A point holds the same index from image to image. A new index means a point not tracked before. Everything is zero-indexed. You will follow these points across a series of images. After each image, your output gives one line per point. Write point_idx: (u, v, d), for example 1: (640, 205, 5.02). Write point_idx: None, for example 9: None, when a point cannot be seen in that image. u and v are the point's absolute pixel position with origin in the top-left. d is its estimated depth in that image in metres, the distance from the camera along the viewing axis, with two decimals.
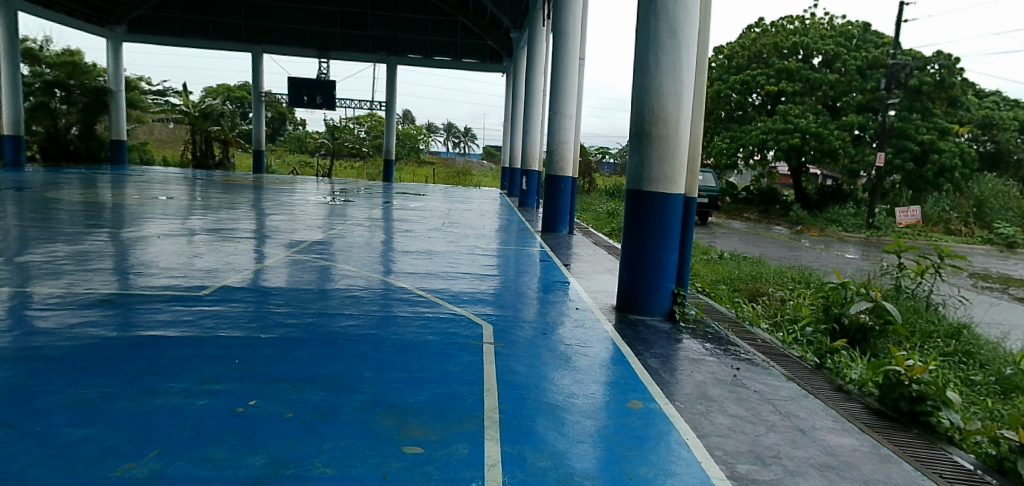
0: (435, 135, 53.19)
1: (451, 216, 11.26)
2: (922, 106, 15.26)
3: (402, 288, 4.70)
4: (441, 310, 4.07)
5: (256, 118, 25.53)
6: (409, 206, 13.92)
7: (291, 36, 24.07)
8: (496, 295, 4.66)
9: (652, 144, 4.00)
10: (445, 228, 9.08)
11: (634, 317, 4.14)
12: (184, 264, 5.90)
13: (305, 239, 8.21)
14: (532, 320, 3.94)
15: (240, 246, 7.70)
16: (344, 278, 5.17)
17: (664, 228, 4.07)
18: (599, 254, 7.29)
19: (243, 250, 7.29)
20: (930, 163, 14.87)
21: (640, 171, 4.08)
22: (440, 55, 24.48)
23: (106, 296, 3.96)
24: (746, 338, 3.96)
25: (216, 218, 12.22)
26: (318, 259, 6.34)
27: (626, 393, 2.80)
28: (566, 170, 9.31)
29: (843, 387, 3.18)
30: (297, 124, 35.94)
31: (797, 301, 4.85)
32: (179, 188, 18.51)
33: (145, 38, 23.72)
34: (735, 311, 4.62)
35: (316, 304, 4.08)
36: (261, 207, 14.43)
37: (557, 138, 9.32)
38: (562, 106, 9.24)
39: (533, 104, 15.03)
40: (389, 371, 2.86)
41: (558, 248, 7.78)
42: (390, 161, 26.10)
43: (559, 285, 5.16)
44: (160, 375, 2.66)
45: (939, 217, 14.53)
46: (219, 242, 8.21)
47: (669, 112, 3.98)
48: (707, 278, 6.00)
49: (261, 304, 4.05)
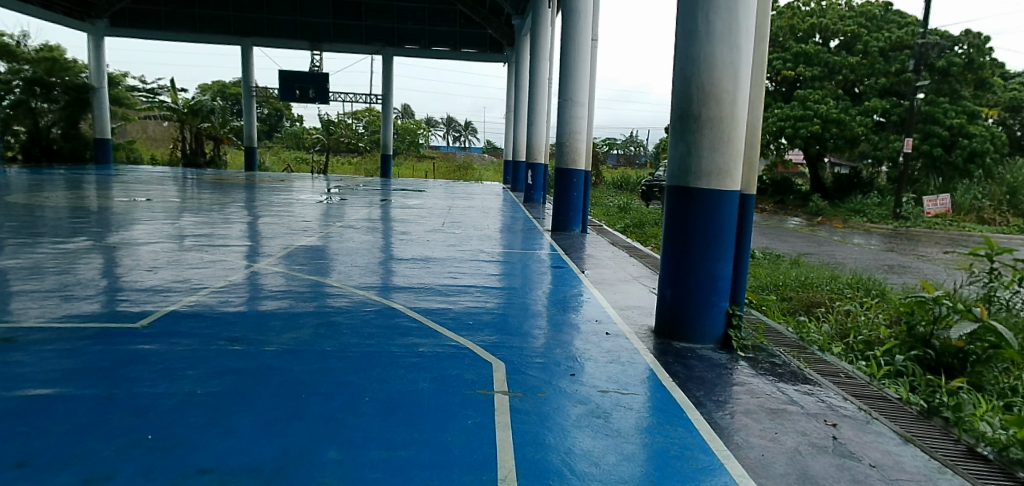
0: (436, 130, 52.54)
1: (452, 215, 10.42)
2: (949, 89, 14.37)
3: (392, 309, 3.88)
4: (439, 341, 3.23)
5: (247, 113, 24.61)
6: (406, 205, 13.12)
7: (282, 28, 23.21)
8: (504, 316, 3.81)
9: (702, 129, 3.18)
10: (444, 229, 8.24)
11: (679, 346, 3.31)
12: (144, 277, 5.06)
13: (293, 245, 7.40)
14: (551, 354, 3.10)
15: (217, 253, 6.87)
16: (324, 295, 4.32)
17: (716, 230, 3.25)
18: (620, 257, 6.43)
19: (222, 258, 6.45)
20: (959, 149, 14.05)
21: (686, 163, 3.26)
22: (438, 45, 23.56)
23: (9, 335, 3.09)
24: (824, 371, 3.12)
25: (199, 221, 11.40)
26: (299, 269, 5.50)
27: (697, 477, 1.95)
28: (578, 162, 8.42)
29: (974, 448, 2.30)
30: (294, 120, 35.16)
31: (869, 318, 3.99)
32: (168, 188, 17.71)
33: (129, 32, 22.87)
34: (796, 332, 3.76)
35: (283, 335, 3.27)
36: (252, 208, 13.63)
37: (569, 128, 8.37)
38: (573, 93, 8.35)
39: (538, 93, 14.15)
40: (364, 449, 2.02)
41: (571, 250, 6.97)
42: (387, 155, 25.26)
43: (577, 301, 4.31)
44: (29, 471, 1.78)
45: (971, 205, 13.66)
46: (197, 249, 7.40)
47: (724, 88, 3.15)
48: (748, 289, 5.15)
49: (212, 337, 3.22)
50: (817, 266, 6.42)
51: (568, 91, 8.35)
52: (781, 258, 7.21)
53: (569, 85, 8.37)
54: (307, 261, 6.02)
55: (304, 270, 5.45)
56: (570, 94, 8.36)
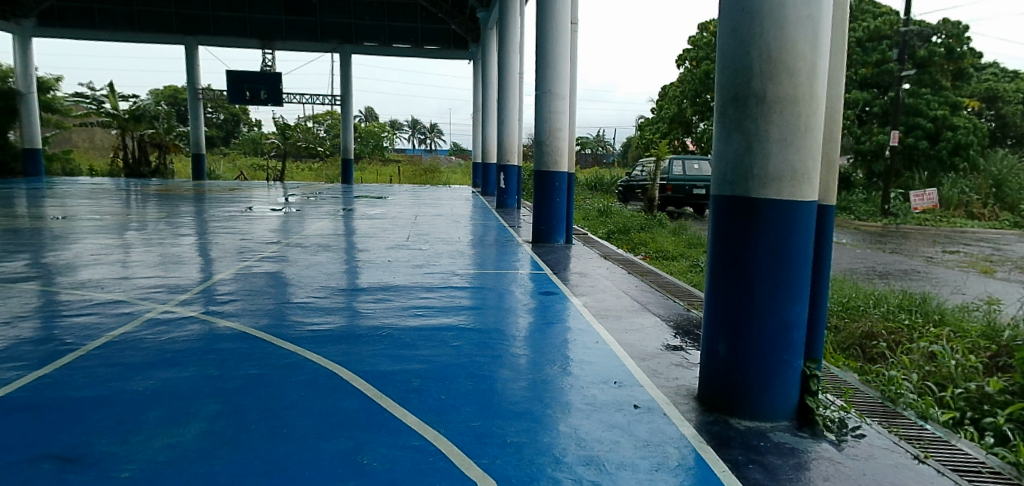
0: (401, 132, 51.61)
1: (417, 226, 9.31)
2: (930, 80, 14.06)
3: (332, 377, 2.76)
4: (396, 441, 2.12)
5: (194, 118, 22.90)
6: (369, 215, 12.01)
7: (229, 26, 21.65)
8: (486, 379, 2.76)
9: (769, 115, 2.24)
10: (408, 244, 7.17)
11: (744, 427, 2.32)
12: (8, 321, 3.77)
13: (228, 269, 6.15)
14: (562, 454, 2.06)
15: (131, 279, 5.57)
16: (237, 350, 3.15)
17: (788, 262, 2.30)
18: (617, 276, 5.45)
19: (133, 287, 5.17)
20: (943, 141, 13.72)
21: (745, 163, 2.30)
22: (399, 42, 22.34)
23: None
24: (952, 461, 2.17)
25: (135, 237, 10.10)
26: (222, 304, 4.31)
27: None
28: (561, 163, 7.40)
29: None
30: (251, 125, 33.54)
31: (959, 360, 3.17)
32: (109, 202, 16.09)
33: (60, 32, 20.97)
34: (881, 389, 2.86)
35: (151, 442, 2.08)
36: (198, 221, 12.24)
37: (549, 124, 7.30)
38: (553, 84, 7.27)
39: (509, 88, 13.11)
40: None
41: (557, 266, 6.00)
42: (349, 160, 23.90)
43: (574, 344, 3.29)
44: None
45: (959, 199, 13.29)
46: (109, 271, 6.08)
47: (800, 55, 2.20)
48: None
49: (31, 452, 2.01)
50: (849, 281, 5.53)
51: (548, 82, 7.28)
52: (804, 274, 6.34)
53: (548, 76, 7.27)
54: (239, 291, 4.84)
55: (231, 304, 4.26)
56: (549, 84, 7.28)
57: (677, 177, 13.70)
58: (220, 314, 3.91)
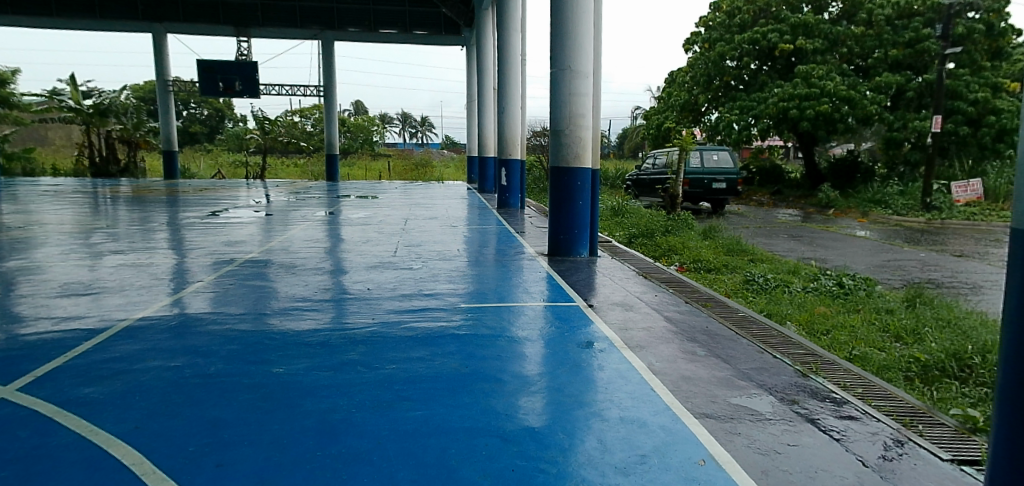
0: (391, 126, 50.48)
1: (408, 234, 7.94)
2: (971, 60, 13.79)
3: None
4: None
5: (164, 111, 21.33)
6: (353, 220, 10.60)
7: (201, 12, 20.19)
8: None
9: None
10: (396, 262, 5.77)
11: None
12: None
13: (155, 288, 4.70)
14: None
15: (16, 306, 4.12)
16: None
17: None
18: (672, 307, 4.11)
19: (8, 321, 3.70)
20: (987, 127, 13.37)
21: None
22: (384, 27, 20.88)
23: None
24: None
25: (71, 246, 8.57)
26: (106, 366, 2.86)
27: None
28: (583, 157, 6.04)
29: None
30: (235, 120, 31.97)
31: None
32: (72, 205, 14.64)
33: (13, 19, 19.27)
34: None
35: None
36: (158, 228, 10.75)
37: (569, 110, 5.91)
38: (574, 58, 5.86)
39: (509, 73, 11.70)
40: None
41: (587, 290, 4.63)
42: (334, 155, 22.45)
43: (664, 465, 1.94)
44: None
45: (1006, 190, 12.69)
46: (1, 291, 4.62)
47: None
48: (936, 392, 2.97)
49: None
50: (981, 319, 4.15)
51: (567, 56, 5.85)
52: (900, 296, 4.99)
53: (566, 48, 5.84)
54: (148, 333, 3.41)
55: (115, 371, 2.77)
56: (568, 59, 5.85)
57: (695, 170, 12.38)
58: (82, 403, 2.43)
